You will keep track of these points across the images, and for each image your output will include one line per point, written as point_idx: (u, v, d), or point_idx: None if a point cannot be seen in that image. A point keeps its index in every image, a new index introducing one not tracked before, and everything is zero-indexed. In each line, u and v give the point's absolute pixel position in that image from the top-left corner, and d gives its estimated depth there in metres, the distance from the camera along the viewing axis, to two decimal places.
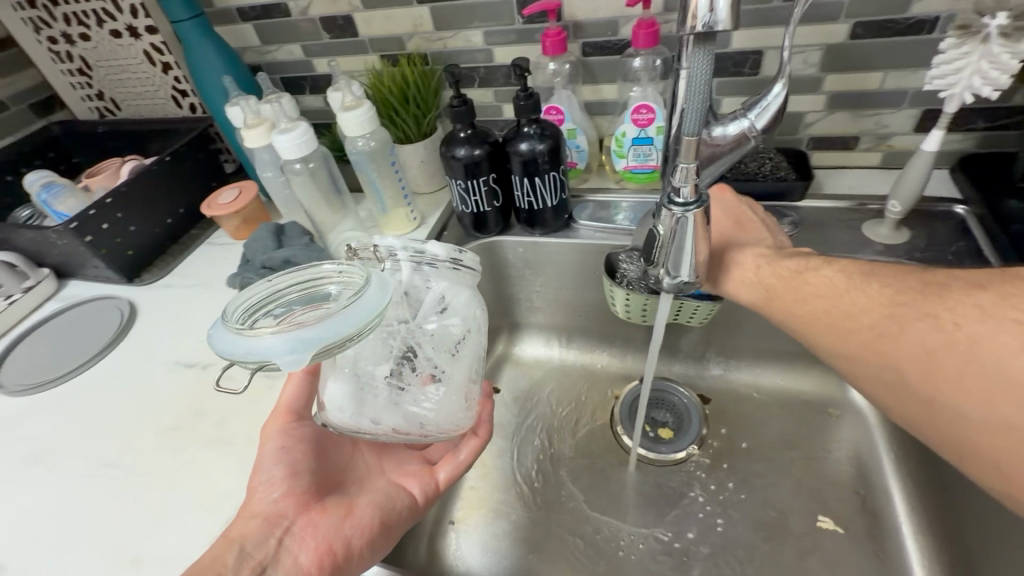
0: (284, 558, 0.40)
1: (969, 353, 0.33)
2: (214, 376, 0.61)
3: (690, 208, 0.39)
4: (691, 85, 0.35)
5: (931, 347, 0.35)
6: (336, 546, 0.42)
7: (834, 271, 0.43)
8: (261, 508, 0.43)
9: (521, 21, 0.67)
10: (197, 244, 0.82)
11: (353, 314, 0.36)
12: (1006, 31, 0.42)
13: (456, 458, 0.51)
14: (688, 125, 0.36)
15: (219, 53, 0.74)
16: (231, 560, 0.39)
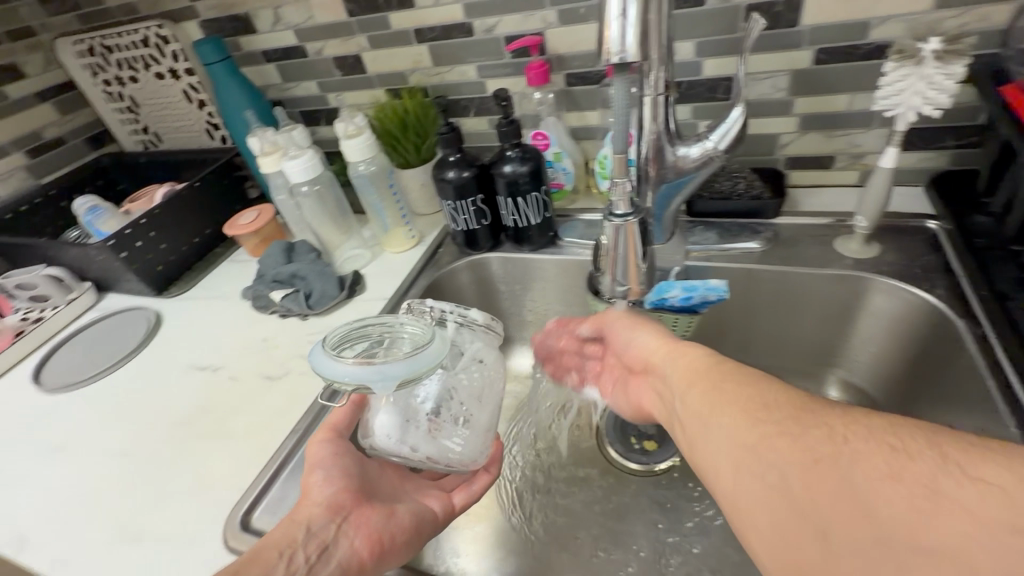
0: (341, 542, 0.43)
1: (890, 539, 0.25)
2: (222, 378, 0.67)
3: (625, 219, 0.48)
4: (616, 105, 0.42)
5: (842, 522, 0.26)
6: (384, 540, 0.45)
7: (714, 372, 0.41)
8: (318, 502, 0.45)
9: (510, 56, 0.73)
10: (220, 261, 0.90)
11: (424, 357, 0.44)
12: (940, 54, 0.45)
13: (468, 491, 0.53)
14: (616, 142, 0.43)
15: (243, 90, 0.83)
16: (295, 540, 0.42)
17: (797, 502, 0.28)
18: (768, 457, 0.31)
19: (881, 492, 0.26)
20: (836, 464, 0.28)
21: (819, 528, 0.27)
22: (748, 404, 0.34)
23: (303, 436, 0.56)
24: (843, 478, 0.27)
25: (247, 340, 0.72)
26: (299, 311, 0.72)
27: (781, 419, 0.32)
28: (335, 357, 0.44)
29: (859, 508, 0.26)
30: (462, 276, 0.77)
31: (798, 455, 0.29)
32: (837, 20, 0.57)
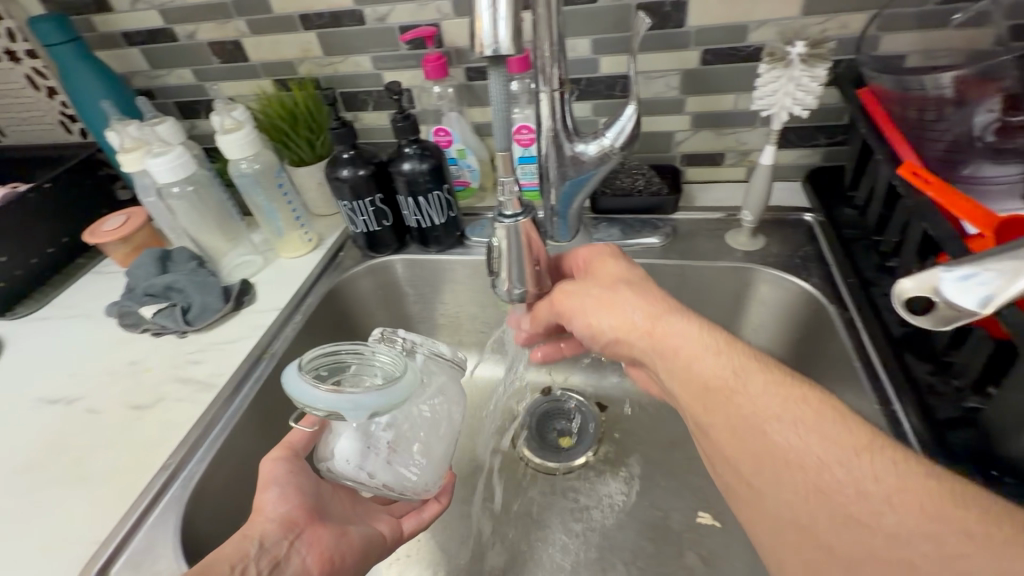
0: (293, 560, 0.41)
1: (872, 486, 0.30)
2: (81, 412, 0.58)
3: (517, 219, 0.47)
4: (495, 100, 0.40)
5: (835, 496, 0.30)
6: (334, 562, 0.43)
7: (689, 329, 0.40)
8: (269, 518, 0.42)
9: (406, 47, 0.69)
10: (81, 275, 0.79)
11: (398, 387, 0.42)
12: (805, 58, 0.48)
13: (419, 516, 0.50)
14: (498, 139, 0.42)
15: (99, 77, 0.72)
16: (247, 554, 0.39)
17: (801, 511, 0.31)
18: (752, 474, 0.34)
19: (833, 442, 0.32)
20: (790, 436, 0.33)
21: (828, 528, 0.30)
22: (703, 418, 0.37)
23: (176, 473, 0.49)
24: (806, 452, 0.32)
25: (112, 364, 0.63)
26: (175, 329, 0.64)
27: (729, 415, 0.35)
28: (307, 381, 0.40)
29: (831, 474, 0.31)
30: (365, 281, 0.72)
31: (760, 451, 0.34)
32: (720, 22, 0.59)
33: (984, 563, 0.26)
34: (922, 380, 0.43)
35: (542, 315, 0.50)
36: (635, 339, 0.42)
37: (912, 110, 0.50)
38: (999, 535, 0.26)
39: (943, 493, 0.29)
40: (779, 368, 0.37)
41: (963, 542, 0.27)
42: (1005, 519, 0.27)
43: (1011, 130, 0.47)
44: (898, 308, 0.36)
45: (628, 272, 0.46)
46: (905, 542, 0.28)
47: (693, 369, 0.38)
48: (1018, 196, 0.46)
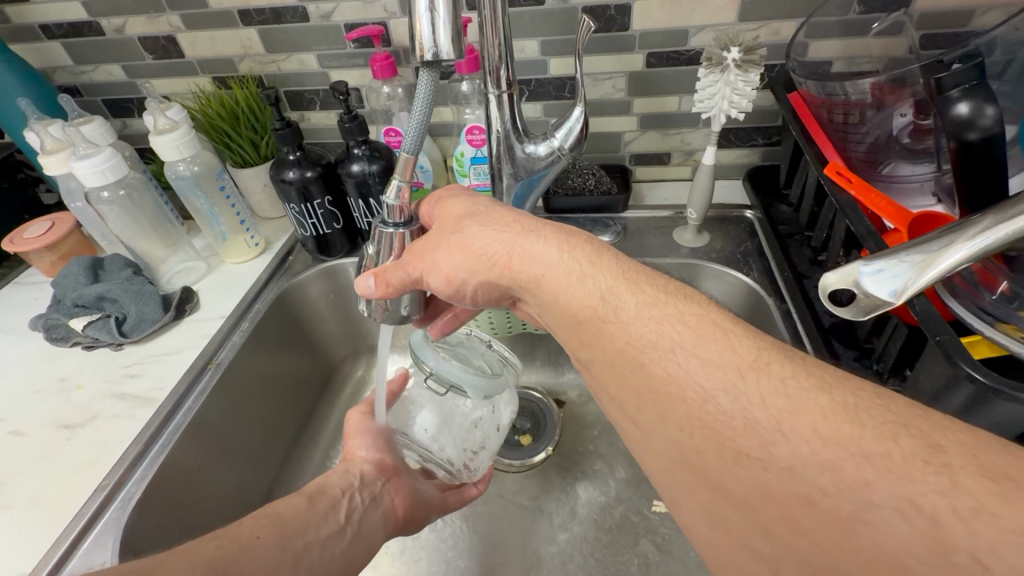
0: (385, 498, 0.46)
1: (759, 413, 0.28)
2: (2, 435, 0.54)
3: (402, 228, 0.45)
4: (418, 96, 0.37)
5: (721, 427, 0.29)
6: (415, 505, 0.49)
7: (560, 258, 0.38)
8: (364, 460, 0.48)
9: (353, 45, 0.68)
10: (0, 286, 0.73)
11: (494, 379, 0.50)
12: (740, 63, 0.51)
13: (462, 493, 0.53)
14: (407, 142, 0.38)
15: (15, 72, 0.67)
16: (350, 484, 0.45)
17: (690, 449, 0.30)
18: (638, 411, 0.33)
19: (716, 366, 0.30)
20: (671, 363, 0.31)
21: (714, 462, 0.29)
22: (584, 354, 0.37)
23: (113, 495, 0.47)
24: (686, 382, 0.31)
25: (38, 382, 0.59)
26: (110, 341, 0.61)
27: (606, 348, 0.35)
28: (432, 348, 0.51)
29: (713, 403, 0.29)
30: (316, 285, 0.70)
31: (639, 383, 0.32)
32: (662, 27, 0.61)
33: (889, 493, 0.24)
34: (847, 364, 0.47)
35: (393, 278, 0.45)
36: (495, 275, 0.41)
37: (837, 113, 0.54)
38: (901, 456, 0.24)
39: (840, 411, 0.27)
40: (651, 286, 0.36)
41: (866, 469, 0.24)
42: (903, 438, 0.25)
43: (923, 132, 0.49)
44: (827, 300, 0.40)
45: (474, 206, 0.44)
46: (802, 477, 0.26)
47: (564, 301, 0.37)
48: (930, 192, 0.51)
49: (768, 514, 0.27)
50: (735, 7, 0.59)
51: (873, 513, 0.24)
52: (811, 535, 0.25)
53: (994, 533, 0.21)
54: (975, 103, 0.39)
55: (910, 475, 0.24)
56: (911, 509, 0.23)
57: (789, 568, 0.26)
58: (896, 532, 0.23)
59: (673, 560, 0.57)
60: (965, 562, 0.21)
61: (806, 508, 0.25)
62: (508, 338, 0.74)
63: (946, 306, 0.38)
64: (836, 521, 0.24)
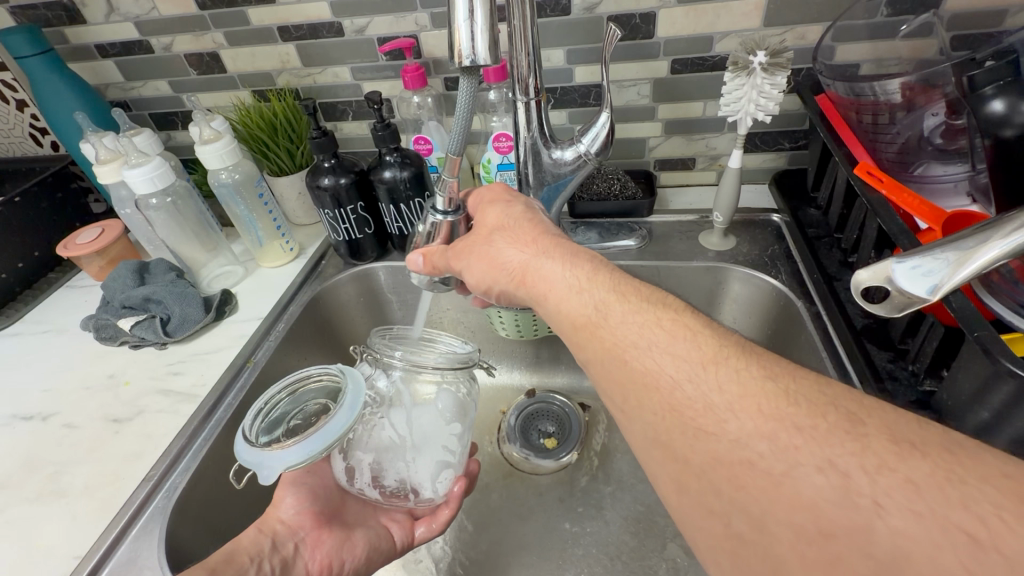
0: (299, 562, 0.44)
1: (718, 397, 0.29)
2: (56, 427, 0.57)
3: (451, 216, 0.48)
4: (458, 104, 0.42)
5: (686, 412, 0.30)
6: (335, 566, 0.46)
7: (563, 268, 0.39)
8: (281, 518, 0.46)
9: (385, 58, 0.70)
10: (53, 289, 0.77)
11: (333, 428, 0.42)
12: (767, 66, 0.51)
13: (431, 525, 0.51)
14: (450, 144, 0.44)
15: (72, 89, 0.72)
16: (261, 549, 0.43)
17: (661, 430, 0.31)
18: (621, 400, 0.33)
19: (684, 361, 0.31)
20: (649, 359, 0.33)
21: (680, 440, 0.29)
22: (580, 355, 0.37)
23: (159, 485, 0.49)
24: (659, 373, 0.32)
25: (88, 379, 0.62)
26: (154, 340, 0.63)
27: (597, 350, 0.35)
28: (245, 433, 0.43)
29: (680, 389, 0.30)
30: (347, 288, 0.72)
31: (625, 379, 0.33)
32: (687, 34, 0.62)
33: (812, 453, 0.26)
34: (881, 366, 0.46)
35: (439, 263, 0.48)
36: (513, 286, 0.42)
37: (865, 115, 0.53)
38: (826, 428, 0.26)
39: (780, 395, 0.28)
40: (638, 292, 0.37)
41: (795, 436, 0.27)
42: (830, 414, 0.27)
43: (955, 133, 0.49)
44: (859, 298, 0.39)
45: (507, 216, 0.45)
46: (744, 445, 0.27)
47: (564, 310, 0.38)
48: (964, 193, 0.50)
49: (716, 475, 0.28)
50: (760, 13, 0.59)
51: (800, 472, 0.25)
52: (746, 488, 0.27)
53: (889, 480, 0.24)
54: (1009, 100, 0.40)
55: (829, 442, 0.26)
56: (828, 467, 0.25)
57: (738, 520, 0.27)
58: (813, 484, 0.25)
59: (702, 565, 0.57)
60: (866, 504, 0.24)
61: (747, 470, 0.27)
62: (531, 342, 0.75)
63: (983, 305, 0.38)
64: (769, 478, 0.26)
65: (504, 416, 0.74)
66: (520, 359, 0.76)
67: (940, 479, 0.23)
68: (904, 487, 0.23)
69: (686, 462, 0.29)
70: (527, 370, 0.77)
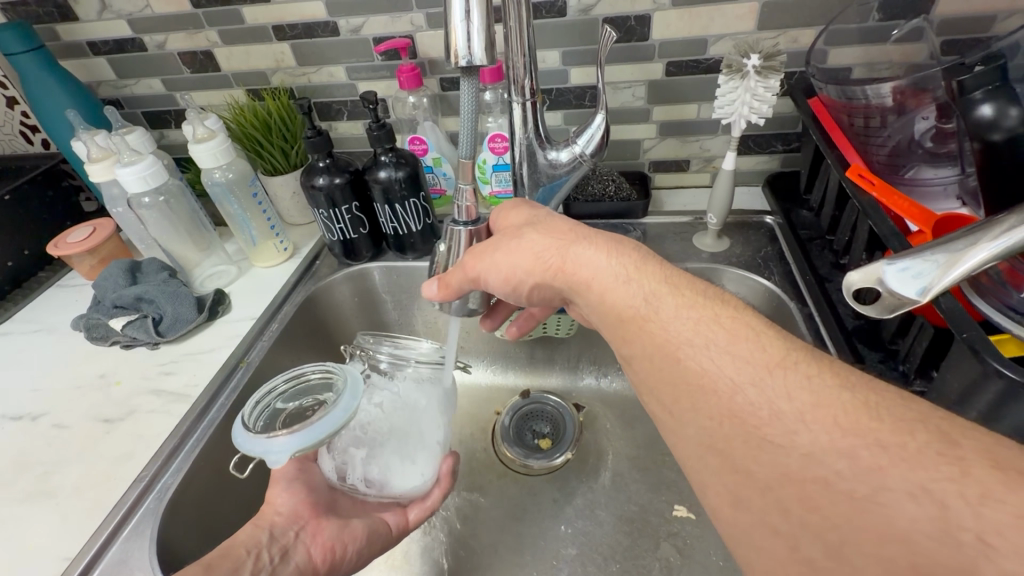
0: (298, 549, 0.44)
1: (786, 405, 0.29)
2: (46, 428, 0.56)
3: (471, 226, 0.48)
4: (463, 106, 0.42)
5: (747, 418, 0.30)
6: (337, 550, 0.46)
7: (608, 263, 0.39)
8: (278, 511, 0.46)
9: (381, 58, 0.70)
10: (43, 288, 0.76)
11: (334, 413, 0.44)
12: (760, 69, 0.52)
13: (424, 504, 0.52)
14: (462, 149, 0.44)
15: (64, 85, 0.71)
16: (259, 541, 0.43)
17: (716, 436, 0.31)
18: (671, 400, 0.34)
19: (748, 363, 0.31)
20: (705, 359, 0.33)
21: (741, 450, 0.29)
22: (622, 350, 0.38)
23: (151, 485, 0.48)
24: (717, 374, 0.32)
25: (79, 377, 0.61)
26: (147, 340, 0.63)
27: (645, 345, 0.36)
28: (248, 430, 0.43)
29: (742, 394, 0.30)
30: (342, 288, 0.72)
31: (674, 377, 0.33)
32: (681, 36, 0.62)
33: (902, 478, 0.25)
34: (873, 365, 0.46)
35: (452, 282, 0.47)
36: (550, 279, 0.42)
37: (857, 118, 0.54)
38: (915, 448, 0.26)
39: (859, 407, 0.28)
40: (690, 287, 0.37)
41: (880, 455, 0.26)
42: (919, 433, 0.26)
43: (945, 136, 0.50)
44: (849, 299, 0.40)
45: (534, 215, 0.45)
46: (818, 462, 0.27)
47: (609, 301, 0.38)
48: (954, 196, 0.50)
49: (786, 494, 0.27)
50: (754, 16, 0.60)
51: (890, 497, 0.25)
52: (820, 511, 0.26)
53: (997, 515, 0.23)
54: (998, 104, 0.40)
55: (924, 464, 0.25)
56: (921, 493, 0.24)
57: (809, 546, 0.26)
58: (908, 513, 0.24)
59: (694, 565, 0.57)
60: (970, 542, 0.22)
61: (820, 490, 0.26)
62: (526, 342, 0.75)
63: (971, 305, 0.38)
64: (851, 502, 0.25)
65: (498, 416, 0.74)
66: (514, 359, 0.76)
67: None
68: (1016, 523, 0.22)
69: (745, 474, 0.29)
70: (521, 371, 0.77)
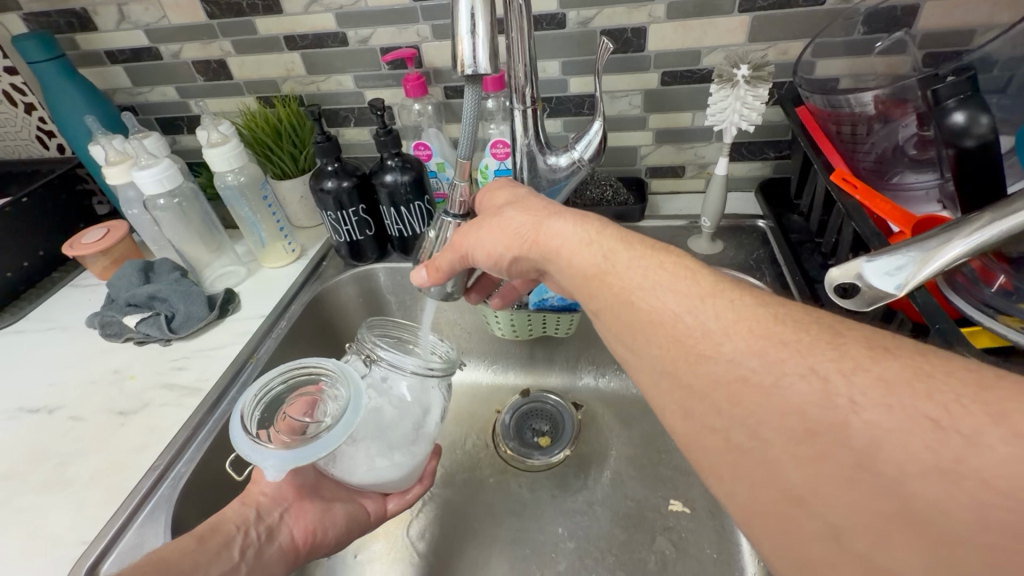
0: (282, 529, 0.47)
1: (714, 323, 0.31)
2: (62, 420, 0.58)
3: (459, 220, 0.51)
4: (465, 112, 0.45)
5: (687, 341, 0.31)
6: (317, 533, 0.49)
7: (568, 224, 0.41)
8: (263, 491, 0.48)
9: (387, 67, 0.73)
10: (56, 288, 0.78)
11: (328, 438, 0.44)
12: (749, 79, 0.55)
13: (404, 497, 0.54)
14: (461, 150, 0.46)
15: (82, 92, 0.74)
16: (247, 518, 0.46)
17: (667, 362, 0.32)
18: (629, 339, 0.35)
19: (685, 295, 0.33)
20: (653, 298, 0.34)
21: None
22: (589, 304, 0.39)
23: (164, 474, 0.50)
24: (663, 309, 0.33)
25: (93, 373, 0.63)
26: (159, 337, 0.65)
27: (606, 297, 0.37)
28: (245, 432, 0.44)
29: (682, 322, 0.32)
30: (348, 289, 0.74)
31: (630, 318, 0.35)
32: (675, 49, 0.65)
33: (796, 363, 0.27)
34: None
35: (443, 264, 0.50)
36: (525, 250, 0.44)
37: (844, 126, 0.56)
38: (809, 341, 0.28)
39: (770, 318, 0.30)
40: (639, 240, 0.39)
41: (782, 350, 0.28)
42: (813, 329, 0.29)
43: (926, 143, 0.52)
44: (833, 294, 0.42)
45: (515, 195, 0.48)
46: (737, 364, 0.29)
47: (574, 259, 0.40)
48: (935, 199, 0.53)
49: (716, 396, 0.29)
50: (746, 30, 0.62)
51: (787, 381, 0.27)
52: (743, 403, 0.28)
53: (864, 379, 0.25)
54: (970, 112, 0.43)
55: (813, 351, 0.27)
56: (811, 373, 0.27)
57: (737, 433, 0.28)
58: (799, 391, 0.26)
59: (689, 558, 0.59)
60: (843, 403, 0.25)
61: (741, 385, 0.28)
62: (526, 342, 0.77)
63: (948, 302, 0.40)
64: (759, 391, 0.28)
65: (499, 415, 0.76)
66: (514, 359, 0.78)
67: (910, 374, 0.25)
68: (877, 385, 0.25)
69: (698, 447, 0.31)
70: (521, 371, 0.79)
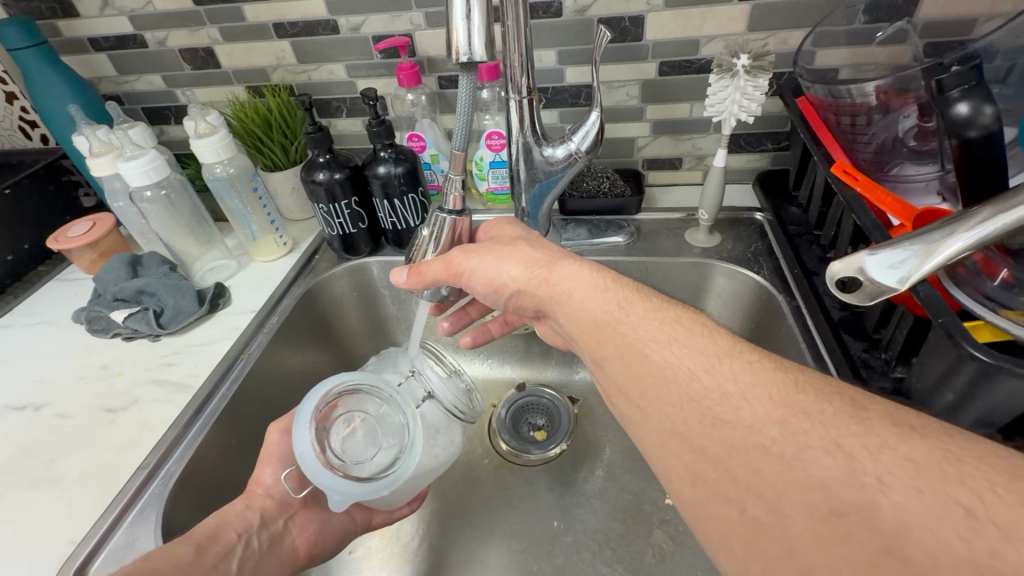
0: (286, 536, 0.48)
1: (733, 387, 0.31)
2: (50, 418, 0.57)
3: (455, 216, 0.50)
4: (460, 102, 0.43)
5: (703, 402, 0.31)
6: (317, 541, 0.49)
7: (581, 269, 0.42)
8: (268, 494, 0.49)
9: (379, 56, 0.72)
10: (42, 282, 0.77)
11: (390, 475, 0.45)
12: (749, 69, 0.54)
13: (389, 513, 0.54)
14: (455, 140, 0.45)
15: (65, 81, 0.72)
16: (250, 525, 0.46)
17: (678, 421, 0.32)
18: (639, 395, 0.35)
19: (702, 354, 0.34)
20: (668, 353, 0.34)
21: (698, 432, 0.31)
22: (596, 354, 0.38)
23: (154, 473, 0.49)
24: (677, 366, 0.33)
25: (81, 369, 0.62)
26: (148, 332, 0.64)
27: (618, 348, 0.37)
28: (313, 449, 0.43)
29: (698, 380, 0.32)
30: (342, 282, 0.73)
31: (641, 370, 0.35)
32: (674, 38, 0.64)
33: (821, 437, 0.27)
34: (857, 355, 0.48)
35: (428, 274, 0.49)
36: (534, 286, 0.43)
37: (845, 116, 0.56)
38: (832, 413, 0.28)
39: (789, 383, 0.31)
40: (654, 296, 0.39)
41: (805, 421, 0.28)
42: (836, 401, 0.29)
43: (928, 134, 0.51)
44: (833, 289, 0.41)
45: (528, 234, 0.50)
46: (757, 431, 0.29)
47: (586, 307, 0.39)
48: (935, 192, 0.51)
49: (732, 461, 0.29)
50: (745, 19, 0.62)
51: (810, 454, 0.27)
52: (762, 472, 0.28)
53: (891, 460, 0.26)
54: (974, 103, 0.42)
55: (835, 424, 0.28)
56: (836, 448, 0.27)
57: (754, 505, 0.27)
58: (822, 464, 0.26)
59: (686, 550, 0.58)
60: (871, 482, 0.25)
61: (760, 453, 0.28)
62: (522, 336, 0.76)
63: (949, 296, 0.40)
64: (782, 461, 0.27)
65: (495, 408, 0.75)
66: (510, 352, 0.78)
67: (939, 459, 0.25)
68: (904, 465, 0.25)
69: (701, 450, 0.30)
70: (517, 365, 0.78)
